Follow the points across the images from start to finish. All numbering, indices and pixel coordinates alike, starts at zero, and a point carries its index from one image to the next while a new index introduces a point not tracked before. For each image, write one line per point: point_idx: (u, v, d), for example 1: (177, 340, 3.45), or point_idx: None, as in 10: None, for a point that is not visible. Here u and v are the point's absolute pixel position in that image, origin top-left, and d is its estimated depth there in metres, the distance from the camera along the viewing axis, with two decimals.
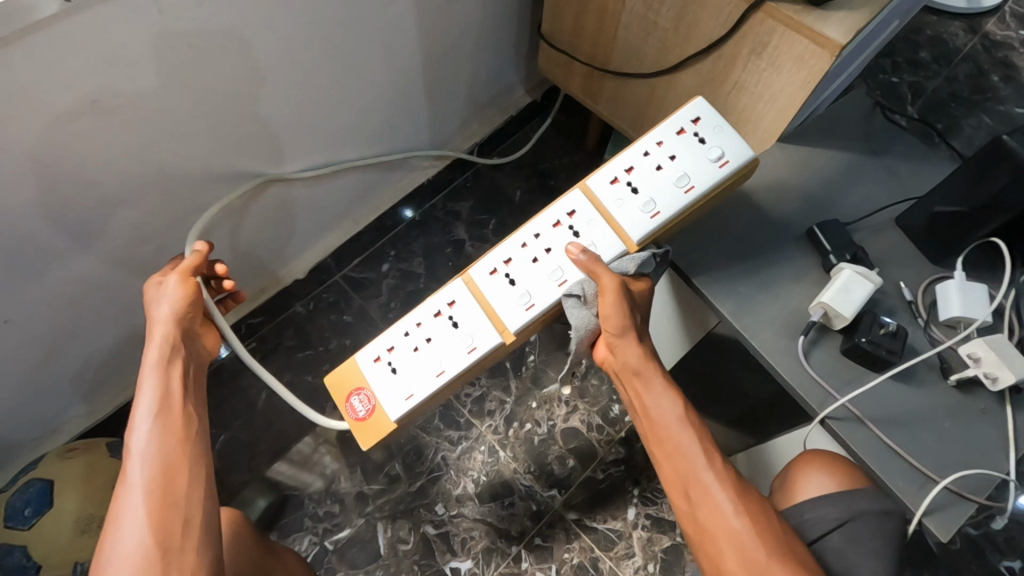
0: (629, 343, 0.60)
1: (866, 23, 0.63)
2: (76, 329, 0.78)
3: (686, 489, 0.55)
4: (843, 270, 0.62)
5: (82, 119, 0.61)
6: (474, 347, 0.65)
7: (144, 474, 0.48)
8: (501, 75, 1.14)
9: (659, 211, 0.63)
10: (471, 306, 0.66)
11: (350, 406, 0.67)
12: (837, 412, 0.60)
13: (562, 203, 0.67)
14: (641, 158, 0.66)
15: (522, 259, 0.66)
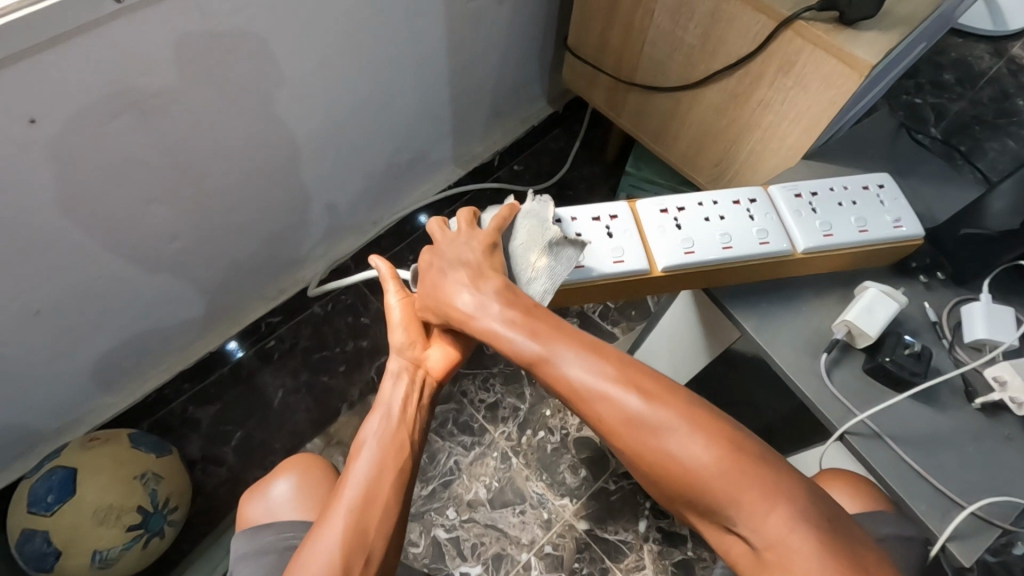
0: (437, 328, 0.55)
1: (894, 44, 0.64)
2: (103, 321, 0.80)
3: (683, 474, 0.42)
4: (867, 290, 0.62)
5: (122, 118, 0.63)
6: (622, 260, 0.60)
7: (357, 483, 0.49)
8: (524, 85, 1.16)
9: (834, 234, 0.64)
10: (632, 226, 0.62)
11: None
12: (855, 429, 0.60)
13: (745, 191, 0.67)
14: (828, 191, 0.67)
15: (696, 214, 0.64)
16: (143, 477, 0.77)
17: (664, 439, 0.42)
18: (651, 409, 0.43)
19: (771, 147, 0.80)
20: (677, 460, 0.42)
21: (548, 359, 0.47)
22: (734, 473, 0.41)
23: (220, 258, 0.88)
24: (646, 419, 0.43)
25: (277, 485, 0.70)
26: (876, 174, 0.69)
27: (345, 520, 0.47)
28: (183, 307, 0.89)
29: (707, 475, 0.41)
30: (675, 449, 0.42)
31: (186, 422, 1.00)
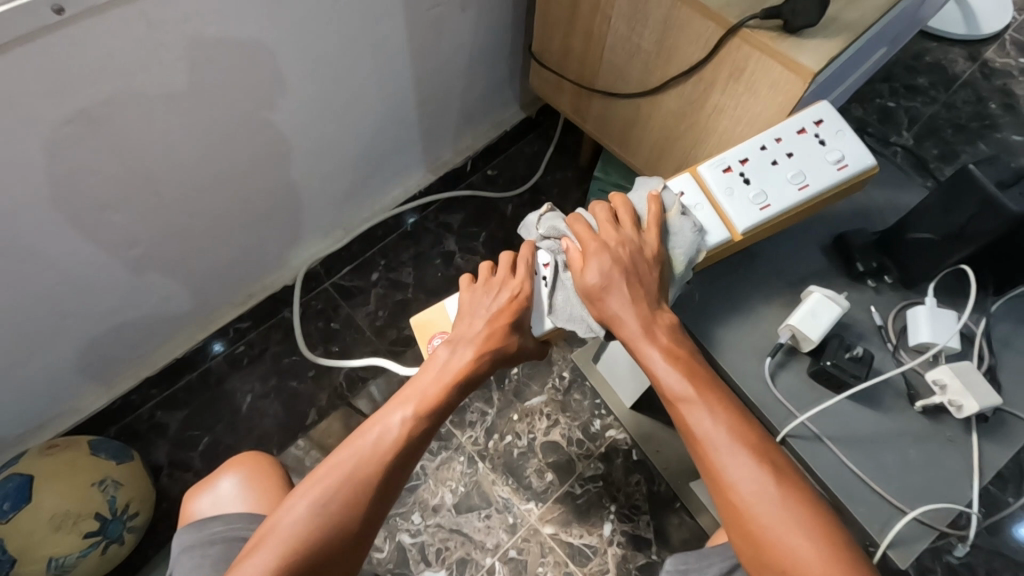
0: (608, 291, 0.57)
1: (839, 50, 0.65)
2: (62, 328, 0.80)
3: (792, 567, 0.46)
4: (812, 294, 0.63)
5: (71, 126, 0.63)
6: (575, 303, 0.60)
7: (370, 457, 0.53)
8: (494, 91, 1.16)
9: (770, 204, 0.61)
10: None
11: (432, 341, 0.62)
12: (799, 433, 0.60)
13: (671, 181, 0.63)
14: (759, 151, 0.63)
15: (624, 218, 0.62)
16: (102, 484, 0.77)
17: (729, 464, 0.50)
18: (756, 484, 0.49)
19: (727, 152, 0.80)
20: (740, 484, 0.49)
21: (688, 403, 0.52)
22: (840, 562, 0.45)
23: (184, 266, 0.88)
24: (711, 439, 0.51)
25: (225, 479, 0.70)
26: (811, 111, 0.64)
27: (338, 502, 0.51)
28: (147, 315, 0.89)
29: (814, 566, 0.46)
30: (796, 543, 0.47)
31: (153, 427, 1.00)
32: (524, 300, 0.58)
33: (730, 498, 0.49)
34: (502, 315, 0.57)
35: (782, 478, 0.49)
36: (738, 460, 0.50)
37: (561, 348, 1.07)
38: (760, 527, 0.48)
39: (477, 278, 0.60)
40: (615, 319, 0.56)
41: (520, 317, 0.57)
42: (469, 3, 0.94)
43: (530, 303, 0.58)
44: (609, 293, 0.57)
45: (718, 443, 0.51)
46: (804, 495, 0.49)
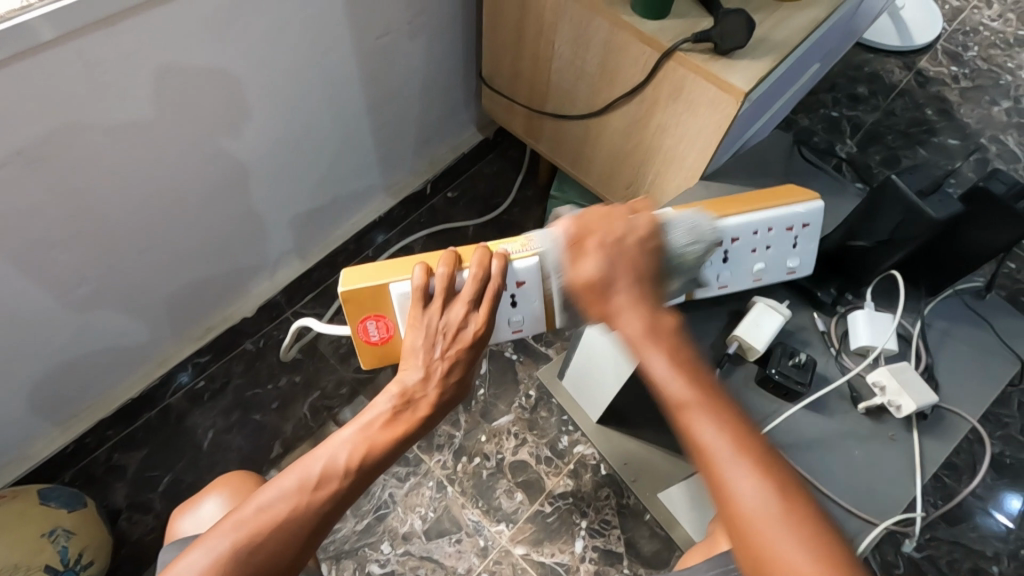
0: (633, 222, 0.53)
1: (767, 69, 0.68)
2: (6, 374, 0.77)
3: (723, 491, 0.40)
4: (755, 304, 0.65)
5: (6, 169, 0.62)
6: (519, 330, 0.63)
7: (299, 515, 0.46)
8: (450, 114, 1.17)
9: (728, 285, 0.65)
10: (538, 295, 0.60)
11: (363, 328, 0.59)
12: None
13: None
14: (750, 235, 0.63)
15: None
16: (53, 534, 0.75)
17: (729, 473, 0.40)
18: (761, 499, 0.39)
19: (673, 168, 0.83)
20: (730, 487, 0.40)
21: (681, 402, 0.42)
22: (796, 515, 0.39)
23: (135, 303, 0.86)
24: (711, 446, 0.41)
25: (207, 501, 0.68)
26: (809, 211, 0.63)
27: (260, 554, 0.44)
28: (99, 355, 0.87)
29: (760, 514, 0.39)
30: (742, 491, 0.40)
31: (110, 470, 0.97)
32: (476, 339, 0.54)
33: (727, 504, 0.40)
34: (454, 360, 0.53)
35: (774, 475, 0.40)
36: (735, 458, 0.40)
37: (527, 366, 1.08)
38: (751, 527, 0.39)
39: (426, 310, 0.54)
40: (619, 314, 0.47)
41: (468, 355, 0.53)
42: (418, 31, 0.96)
43: (481, 341, 0.55)
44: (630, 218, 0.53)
45: (689, 399, 0.42)
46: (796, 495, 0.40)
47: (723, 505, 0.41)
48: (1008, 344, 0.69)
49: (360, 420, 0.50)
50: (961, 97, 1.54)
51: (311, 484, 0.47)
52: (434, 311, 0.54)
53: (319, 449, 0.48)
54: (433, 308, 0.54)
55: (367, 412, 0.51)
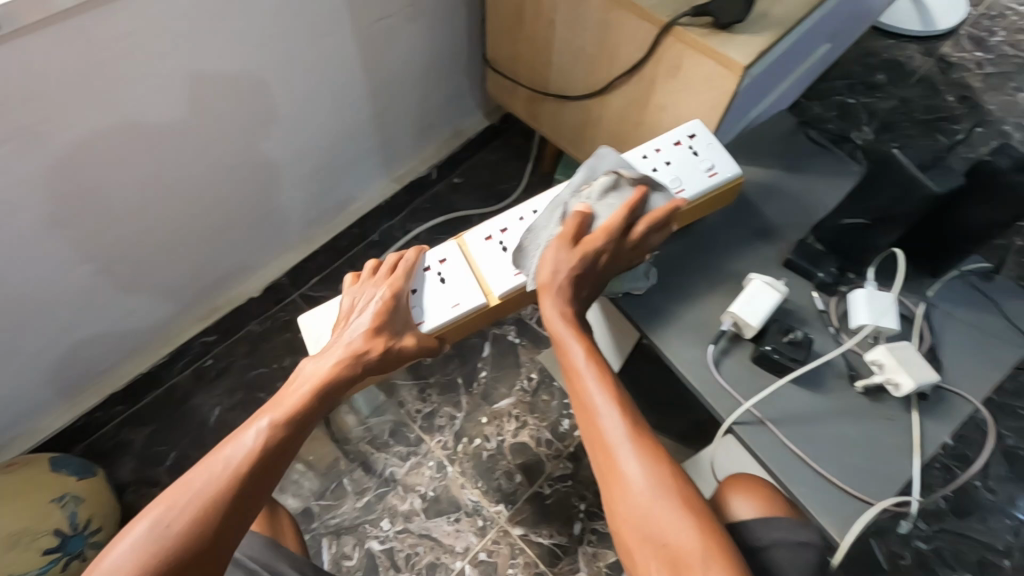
0: (569, 254, 0.57)
1: (767, 45, 0.67)
2: (18, 348, 0.79)
3: (619, 487, 0.49)
4: (752, 280, 0.64)
5: (11, 146, 0.63)
6: (459, 302, 0.61)
7: (227, 463, 0.48)
8: (455, 99, 1.18)
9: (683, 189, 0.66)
10: (462, 265, 0.63)
11: (319, 344, 0.61)
12: (747, 424, 0.60)
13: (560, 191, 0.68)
14: (642, 160, 0.69)
15: (519, 229, 0.66)
16: (62, 500, 0.78)
17: (623, 466, 0.49)
18: (649, 490, 0.48)
19: None
20: (636, 484, 0.49)
21: (586, 399, 0.53)
22: (677, 498, 0.48)
23: (142, 280, 0.88)
24: (607, 437, 0.51)
25: None
26: (684, 126, 0.70)
27: (184, 503, 0.46)
28: (106, 332, 0.89)
29: (645, 496, 0.48)
30: (633, 478, 0.49)
31: (120, 445, 1.00)
32: (391, 296, 0.58)
33: (619, 496, 0.49)
34: (371, 313, 0.56)
35: (659, 462, 0.50)
36: (630, 446, 0.50)
37: (529, 350, 1.08)
38: (636, 515, 0.48)
39: (354, 284, 0.60)
40: (579, 355, 0.55)
41: (389, 306, 0.57)
42: (420, 15, 0.96)
43: (399, 301, 0.58)
44: (601, 240, 0.57)
45: (625, 438, 0.51)
46: (673, 468, 0.50)
47: (615, 492, 0.50)
48: (1016, 326, 0.67)
49: (291, 382, 0.54)
50: (985, 83, 1.49)
51: (235, 438, 0.50)
52: (358, 284, 0.60)
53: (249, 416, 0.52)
54: (359, 284, 0.60)
55: (294, 376, 0.55)
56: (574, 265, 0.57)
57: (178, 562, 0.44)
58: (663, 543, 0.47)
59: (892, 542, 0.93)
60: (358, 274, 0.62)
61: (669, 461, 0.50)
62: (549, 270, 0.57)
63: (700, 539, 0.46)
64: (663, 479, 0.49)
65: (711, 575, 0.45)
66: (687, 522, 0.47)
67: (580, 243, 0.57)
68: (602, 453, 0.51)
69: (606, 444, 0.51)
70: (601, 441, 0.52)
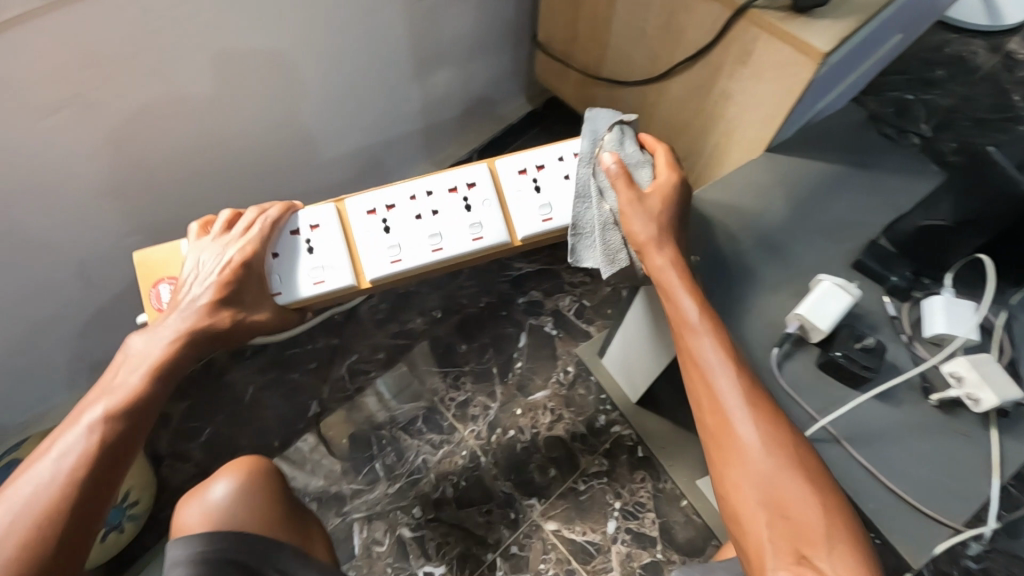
0: (643, 211, 0.60)
1: (851, 32, 0.62)
2: (62, 318, 0.79)
3: (736, 452, 0.52)
4: (822, 282, 0.60)
5: (63, 113, 0.62)
6: (321, 280, 0.62)
7: (68, 453, 0.48)
8: (500, 81, 1.14)
9: (552, 219, 0.66)
10: (335, 235, 0.63)
11: (155, 294, 0.61)
12: (814, 434, 0.57)
13: (465, 173, 0.67)
14: (557, 161, 0.68)
15: (407, 211, 0.65)
16: None
17: (739, 433, 0.52)
18: (767, 458, 0.51)
19: (735, 139, 0.78)
20: (752, 452, 0.51)
21: (701, 366, 0.54)
22: (791, 466, 0.50)
23: None
24: (725, 405, 0.53)
25: (218, 484, 0.65)
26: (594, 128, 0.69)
27: (48, 501, 0.46)
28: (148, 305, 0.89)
29: (763, 463, 0.51)
30: (749, 446, 0.51)
31: None
32: (241, 263, 0.57)
33: (735, 464, 0.51)
34: (208, 290, 0.55)
35: (774, 428, 0.52)
36: (746, 414, 0.52)
37: (567, 342, 1.06)
38: (756, 480, 0.50)
39: (204, 243, 0.59)
40: (691, 322, 0.55)
41: (238, 275, 0.56)
42: None
43: (252, 267, 0.58)
44: (655, 196, 0.61)
45: (738, 405, 0.52)
46: (788, 433, 0.52)
47: (732, 460, 0.52)
48: None
49: (128, 358, 0.53)
50: None
51: (71, 428, 0.49)
52: (224, 243, 0.58)
53: (85, 400, 0.51)
54: (218, 244, 0.58)
55: (128, 352, 0.53)
56: (661, 219, 0.60)
57: (48, 553, 0.45)
58: (784, 510, 0.49)
59: (941, 565, 0.89)
60: (207, 226, 0.61)
61: (782, 423, 0.52)
62: (641, 223, 0.59)
63: (819, 507, 0.49)
64: (779, 447, 0.51)
65: (834, 547, 0.47)
66: (804, 490, 0.49)
67: (654, 198, 0.60)
68: (715, 424, 0.53)
69: (721, 412, 0.53)
70: (714, 406, 0.53)
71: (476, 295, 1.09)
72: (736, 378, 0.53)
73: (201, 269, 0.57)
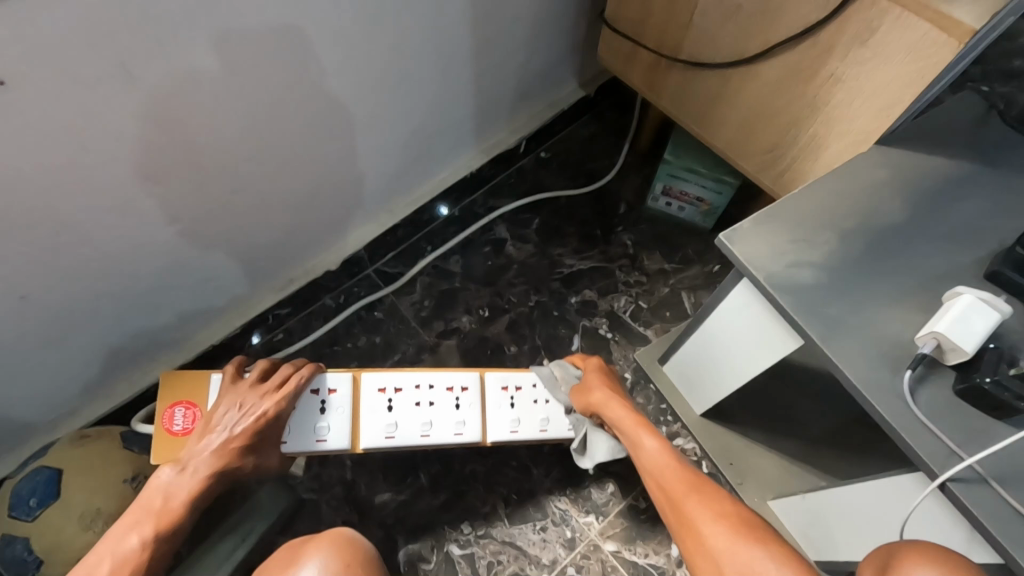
0: (620, 406, 0.73)
1: (999, 9, 0.55)
2: (95, 311, 0.72)
3: (695, 538, 0.56)
4: (962, 295, 0.52)
5: (107, 83, 0.54)
6: (323, 439, 0.73)
7: (114, 561, 0.55)
8: (554, 64, 1.06)
9: (518, 431, 0.80)
10: (347, 404, 0.75)
11: (169, 417, 0.69)
12: (959, 473, 0.50)
13: (460, 377, 0.80)
14: (532, 387, 0.82)
15: (408, 397, 0.77)
16: (135, 481, 0.72)
17: (690, 506, 0.59)
18: (721, 530, 0.55)
19: (837, 130, 0.70)
20: (711, 536, 0.55)
21: (635, 444, 0.69)
22: (745, 530, 0.54)
23: (222, 244, 0.80)
24: (672, 492, 0.61)
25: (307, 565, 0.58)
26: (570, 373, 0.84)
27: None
28: (184, 298, 0.82)
29: (721, 543, 0.54)
30: (709, 531, 0.56)
31: None
32: (265, 417, 0.66)
33: (695, 543, 0.56)
34: (237, 435, 0.64)
35: (718, 502, 0.58)
36: (693, 491, 0.61)
37: (623, 346, 1.00)
38: (719, 549, 0.54)
39: (234, 385, 0.69)
40: (637, 433, 0.69)
41: (262, 430, 0.66)
42: None
43: (276, 419, 0.68)
44: (620, 410, 0.73)
45: (676, 488, 0.62)
46: (740, 509, 0.57)
47: (694, 544, 0.56)
48: None
49: (172, 468, 0.62)
50: None
51: (122, 544, 0.56)
52: (250, 388, 0.68)
53: (113, 530, 0.57)
54: (228, 402, 0.66)
55: (177, 466, 0.62)
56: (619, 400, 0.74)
57: None
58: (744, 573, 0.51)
59: None
60: (237, 374, 0.70)
61: (716, 492, 0.60)
62: (650, 456, 0.67)
63: (783, 563, 0.50)
64: (727, 517, 0.57)
65: None
66: (766, 550, 0.52)
67: (586, 386, 0.78)
68: (674, 503, 0.61)
69: (674, 495, 0.61)
70: (661, 484, 0.64)
71: (525, 292, 1.04)
72: (656, 445, 0.67)
73: (221, 423, 0.65)
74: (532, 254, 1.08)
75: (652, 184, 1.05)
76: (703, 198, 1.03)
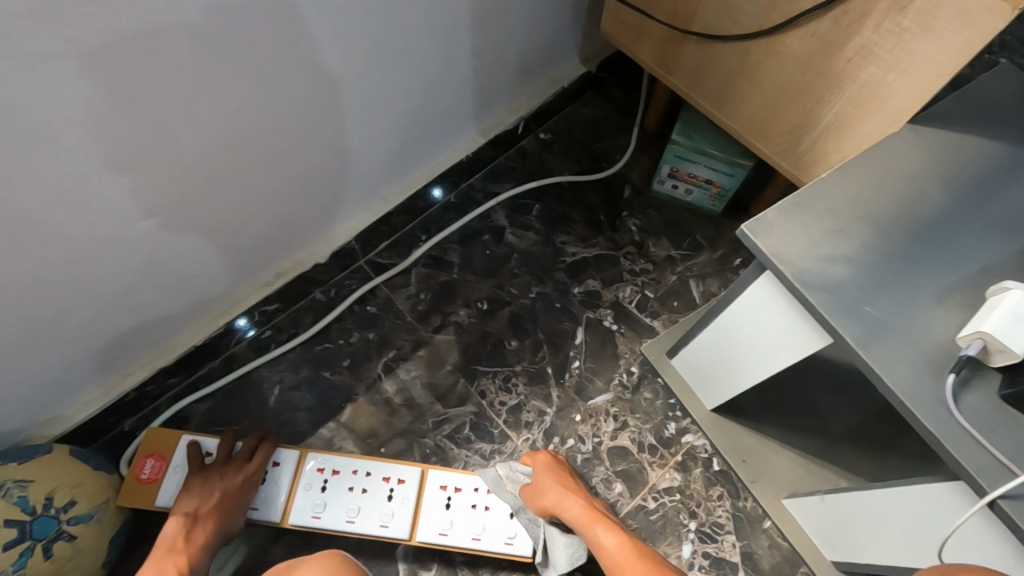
0: (573, 502, 0.74)
1: None
2: (65, 316, 0.67)
3: None
4: (1013, 292, 0.47)
5: (60, 64, 0.48)
6: (254, 508, 0.77)
7: None
8: (555, 38, 0.99)
9: (447, 535, 0.77)
10: (285, 479, 0.79)
11: (142, 465, 0.78)
12: (1013, 490, 0.45)
13: (401, 469, 0.80)
14: (472, 492, 0.80)
15: (342, 481, 0.79)
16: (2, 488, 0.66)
17: None
18: None
19: (867, 110, 0.64)
20: None
21: (596, 541, 0.71)
22: None
23: (203, 240, 0.74)
24: None
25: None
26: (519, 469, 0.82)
27: None
28: (164, 298, 0.77)
29: None
30: None
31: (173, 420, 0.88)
32: (240, 487, 0.75)
33: None
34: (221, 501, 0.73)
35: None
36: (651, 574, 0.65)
37: (629, 340, 0.95)
38: None
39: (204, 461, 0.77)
40: (598, 531, 0.71)
41: (237, 498, 0.74)
42: None
43: (244, 490, 0.75)
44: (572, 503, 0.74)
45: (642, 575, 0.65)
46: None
47: None
48: None
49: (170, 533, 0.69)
50: None
51: None
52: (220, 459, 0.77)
53: None
54: (210, 470, 0.75)
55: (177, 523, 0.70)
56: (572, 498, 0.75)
57: None
58: None
59: None
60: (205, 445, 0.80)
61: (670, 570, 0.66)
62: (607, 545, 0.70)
63: None
64: None
65: None
66: None
67: (537, 484, 0.77)
68: None
69: None
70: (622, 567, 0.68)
71: (527, 284, 0.99)
72: (616, 536, 0.70)
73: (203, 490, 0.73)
74: (533, 242, 1.02)
75: (659, 166, 1.00)
76: (714, 180, 0.97)
